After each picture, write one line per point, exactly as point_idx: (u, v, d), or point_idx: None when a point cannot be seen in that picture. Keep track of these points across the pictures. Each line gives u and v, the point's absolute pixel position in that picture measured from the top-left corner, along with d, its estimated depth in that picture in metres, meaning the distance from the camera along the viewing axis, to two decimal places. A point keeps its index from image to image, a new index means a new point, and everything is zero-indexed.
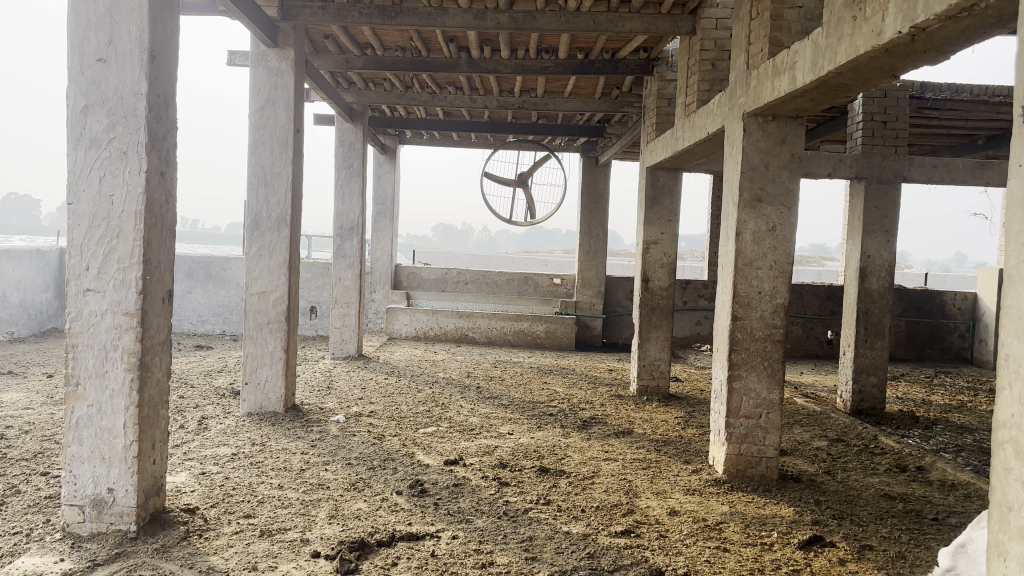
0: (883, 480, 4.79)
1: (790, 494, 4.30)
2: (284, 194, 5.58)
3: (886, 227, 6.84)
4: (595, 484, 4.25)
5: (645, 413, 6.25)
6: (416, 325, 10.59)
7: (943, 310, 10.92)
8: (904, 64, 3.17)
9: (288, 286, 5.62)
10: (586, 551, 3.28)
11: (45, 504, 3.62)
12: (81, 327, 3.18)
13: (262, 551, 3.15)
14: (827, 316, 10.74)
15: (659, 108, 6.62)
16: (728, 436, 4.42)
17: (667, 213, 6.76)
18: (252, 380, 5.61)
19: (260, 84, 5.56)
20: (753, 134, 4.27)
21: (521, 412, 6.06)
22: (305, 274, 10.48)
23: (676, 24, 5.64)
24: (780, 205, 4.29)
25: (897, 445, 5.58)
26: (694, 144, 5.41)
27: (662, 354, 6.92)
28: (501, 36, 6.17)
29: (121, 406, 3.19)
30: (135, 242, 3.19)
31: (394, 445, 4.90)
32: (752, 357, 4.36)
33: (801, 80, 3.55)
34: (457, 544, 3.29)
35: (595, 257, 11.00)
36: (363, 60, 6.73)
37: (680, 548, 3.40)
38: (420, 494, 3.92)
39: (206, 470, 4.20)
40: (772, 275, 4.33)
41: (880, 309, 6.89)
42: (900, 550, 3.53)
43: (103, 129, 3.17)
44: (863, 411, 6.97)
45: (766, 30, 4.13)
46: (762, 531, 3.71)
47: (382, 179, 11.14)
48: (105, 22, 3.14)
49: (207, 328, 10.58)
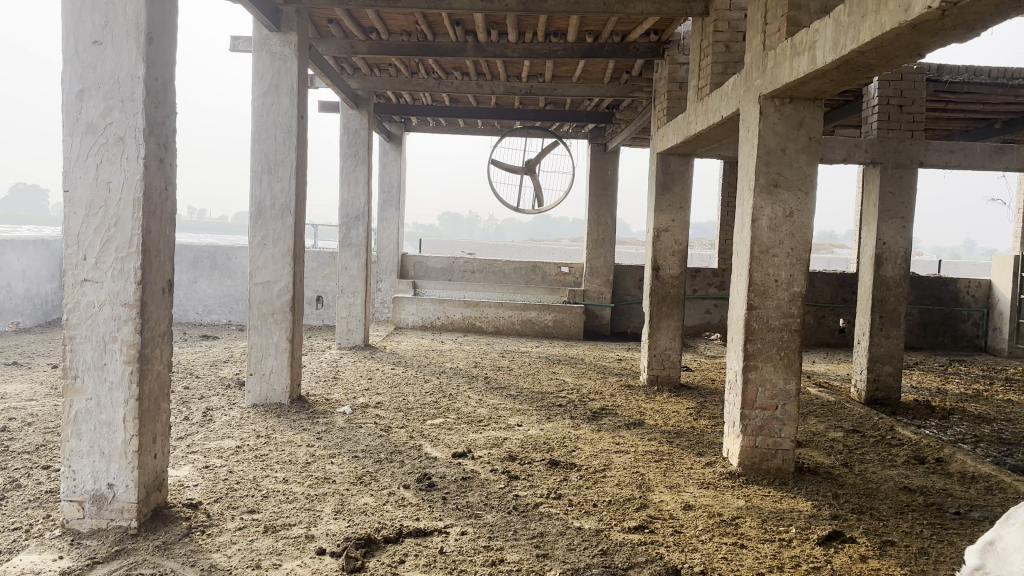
0: (901, 472, 4.68)
1: (807, 487, 4.20)
2: (288, 180, 5.46)
3: (902, 213, 6.69)
4: (607, 477, 4.16)
5: (656, 403, 6.16)
6: (423, 315, 10.50)
7: (957, 298, 10.76)
8: (932, 42, 3.03)
9: (293, 275, 5.51)
10: (599, 547, 3.18)
11: (46, 499, 3.54)
12: (78, 319, 3.09)
13: (266, 548, 3.06)
14: (840, 304, 10.61)
15: (670, 92, 6.48)
16: (744, 428, 4.31)
17: (679, 199, 6.63)
18: (256, 371, 5.53)
19: (263, 69, 5.44)
20: (770, 118, 4.14)
21: (530, 403, 5.96)
22: (311, 264, 10.40)
23: (689, 4, 5.47)
24: (797, 190, 4.17)
25: (914, 435, 5.47)
26: (707, 129, 5.28)
27: (673, 344, 6.80)
28: (509, 19, 6.05)
29: (120, 400, 3.09)
30: (134, 230, 3.08)
31: (401, 437, 4.81)
32: (768, 347, 4.24)
33: (821, 60, 3.42)
34: (466, 541, 3.19)
35: (604, 245, 10.87)
36: (367, 45, 6.60)
37: (696, 544, 3.29)
38: (428, 488, 3.83)
39: (210, 463, 4.12)
40: (790, 262, 4.21)
41: (895, 297, 6.76)
42: (922, 546, 3.42)
43: (99, 114, 3.06)
44: (879, 401, 6.85)
45: (784, 10, 4.00)
46: (779, 526, 3.60)
47: (388, 167, 11.03)
48: (101, 3, 3.03)
49: (213, 318, 10.51)
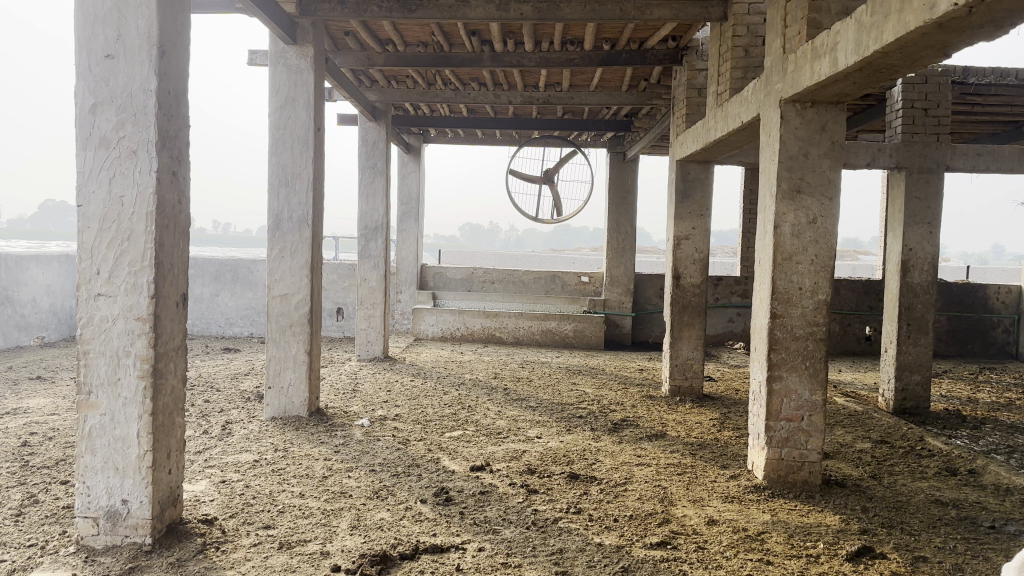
0: (932, 484, 4.53)
1: (834, 500, 4.08)
2: (305, 193, 5.45)
3: (929, 218, 6.53)
4: (628, 491, 4.07)
5: (679, 415, 6.05)
6: (443, 326, 10.48)
7: (986, 305, 10.54)
8: (958, 40, 2.95)
9: (311, 287, 5.49)
10: (620, 564, 3.10)
11: (63, 515, 3.52)
12: (93, 333, 3.07)
13: (281, 565, 3.02)
14: (866, 312, 10.42)
15: (689, 99, 6.40)
16: (769, 440, 4.21)
17: (699, 206, 6.55)
18: (275, 385, 5.52)
19: (280, 82, 5.44)
20: (791, 122, 4.05)
21: (550, 415, 5.88)
22: (331, 276, 10.43)
23: (707, 10, 5.42)
24: (820, 196, 4.07)
25: (946, 446, 5.32)
26: (727, 135, 5.19)
27: (695, 353, 6.69)
28: (525, 28, 6.02)
29: (134, 415, 3.07)
30: (147, 243, 3.06)
31: (419, 450, 4.77)
32: (793, 356, 4.14)
33: (843, 62, 3.34)
34: (483, 558, 3.12)
35: (624, 254, 10.77)
36: (384, 57, 6.62)
37: (720, 561, 3.20)
38: (446, 503, 3.77)
39: (227, 478, 4.08)
40: (814, 270, 4.11)
41: (923, 303, 6.61)
42: (956, 562, 3.29)
43: (112, 128, 3.05)
44: (907, 411, 6.71)
45: (804, 12, 3.93)
46: (806, 541, 3.49)
47: (407, 179, 11.04)
48: (113, 17, 3.02)
49: (235, 331, 10.55)
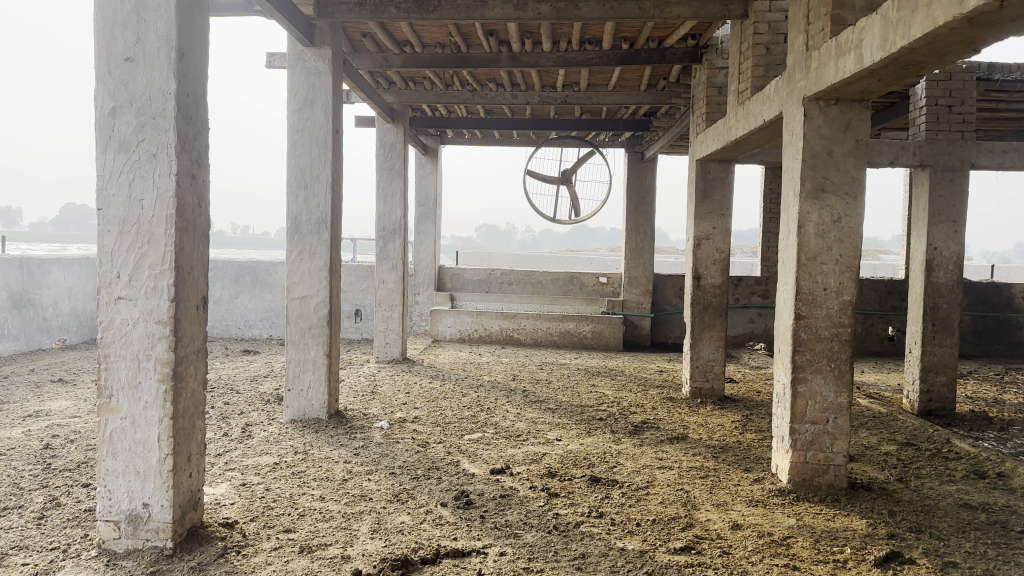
0: (961, 488, 4.44)
1: (861, 504, 4.01)
2: (324, 195, 5.44)
3: (954, 216, 6.42)
4: (650, 495, 4.02)
5: (700, 417, 5.99)
6: (461, 327, 10.46)
7: (1011, 304, 10.38)
8: (987, 35, 2.88)
9: (330, 289, 5.48)
10: (643, 570, 3.06)
11: (84, 518, 3.53)
12: (113, 337, 3.07)
13: (302, 569, 3.01)
14: (889, 312, 10.28)
15: (709, 98, 6.34)
16: (793, 443, 4.14)
17: (719, 206, 6.48)
18: (295, 387, 5.51)
19: (298, 84, 5.44)
20: (815, 120, 3.99)
21: (570, 417, 5.84)
22: (349, 278, 10.44)
23: (727, 7, 5.35)
24: (845, 194, 4.01)
25: (973, 449, 5.22)
26: (748, 133, 5.13)
27: (716, 355, 6.62)
28: (543, 27, 5.98)
29: (154, 419, 3.06)
30: (166, 246, 3.06)
31: (438, 452, 4.74)
32: (818, 358, 4.07)
33: (868, 58, 3.28)
34: (505, 562, 3.09)
35: (642, 255, 10.70)
36: (401, 58, 6.60)
37: (745, 566, 3.14)
38: (466, 506, 3.74)
39: (247, 481, 4.08)
40: (839, 270, 4.04)
41: (948, 303, 6.49)
42: (988, 568, 3.21)
43: (131, 131, 3.05)
44: (933, 412, 6.60)
45: (827, 9, 3.86)
46: (833, 546, 3.43)
47: (424, 181, 11.05)
48: (132, 20, 3.02)
49: (254, 333, 10.60)
